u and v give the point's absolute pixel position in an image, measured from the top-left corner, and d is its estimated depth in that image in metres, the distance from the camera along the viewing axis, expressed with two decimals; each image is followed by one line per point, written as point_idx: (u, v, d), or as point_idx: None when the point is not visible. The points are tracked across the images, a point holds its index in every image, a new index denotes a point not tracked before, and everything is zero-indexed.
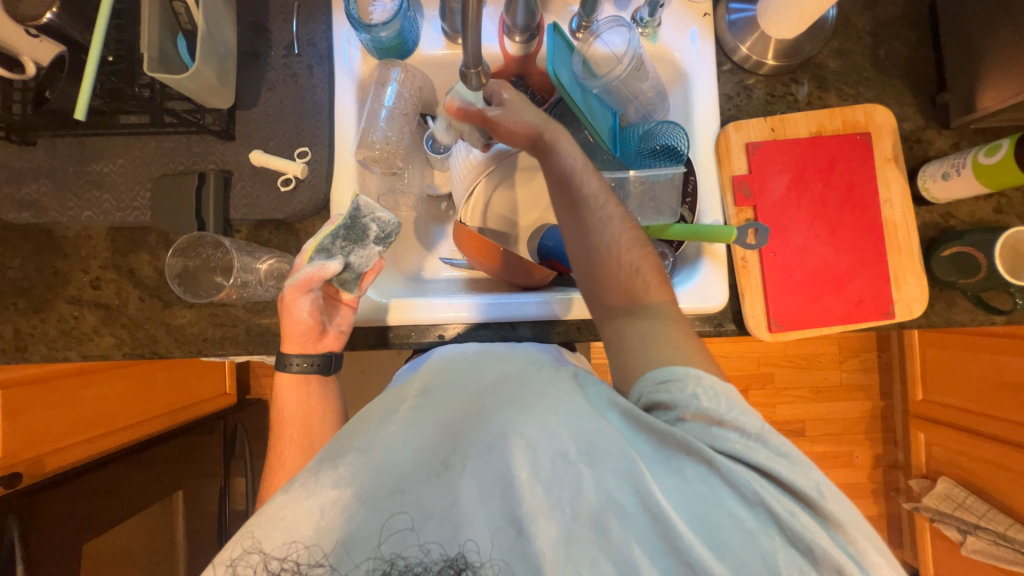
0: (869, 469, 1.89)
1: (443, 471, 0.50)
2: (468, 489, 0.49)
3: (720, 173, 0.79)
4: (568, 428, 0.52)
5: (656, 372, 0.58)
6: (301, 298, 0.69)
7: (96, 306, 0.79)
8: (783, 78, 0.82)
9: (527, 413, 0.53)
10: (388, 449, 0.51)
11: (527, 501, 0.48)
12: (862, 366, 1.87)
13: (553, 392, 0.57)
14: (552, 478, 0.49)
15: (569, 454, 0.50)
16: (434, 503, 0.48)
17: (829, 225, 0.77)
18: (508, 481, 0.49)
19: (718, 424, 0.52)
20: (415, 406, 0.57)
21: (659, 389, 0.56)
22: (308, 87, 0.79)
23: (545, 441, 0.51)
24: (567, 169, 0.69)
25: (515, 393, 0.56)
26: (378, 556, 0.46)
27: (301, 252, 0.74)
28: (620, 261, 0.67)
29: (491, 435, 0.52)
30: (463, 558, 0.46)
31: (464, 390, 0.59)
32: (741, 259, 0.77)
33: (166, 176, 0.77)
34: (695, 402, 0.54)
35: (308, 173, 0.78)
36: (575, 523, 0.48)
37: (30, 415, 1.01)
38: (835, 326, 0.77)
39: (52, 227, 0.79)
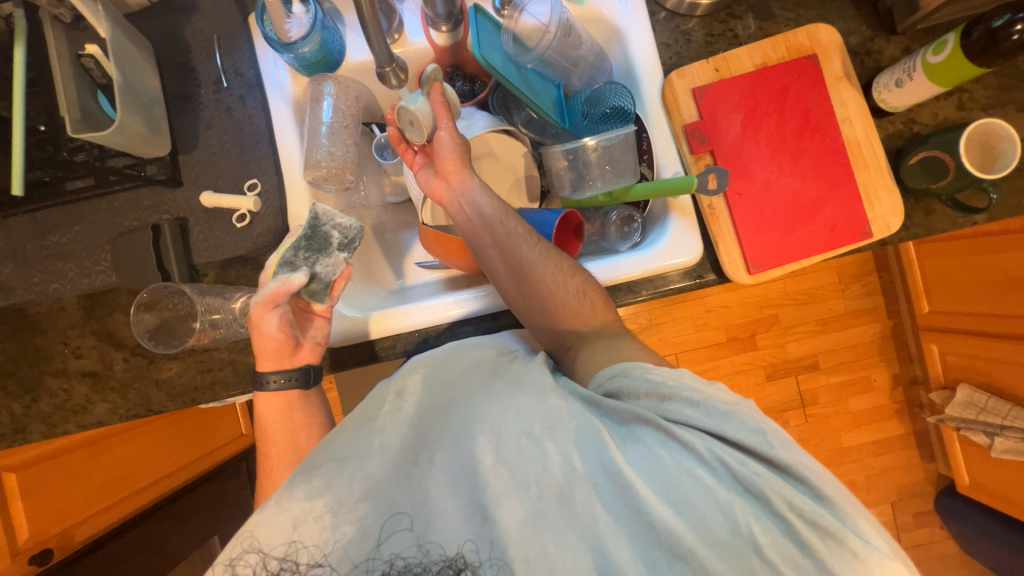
0: (888, 390, 1.89)
1: (413, 469, 0.50)
2: (435, 482, 0.49)
3: (672, 124, 0.78)
4: (532, 408, 0.52)
5: (608, 368, 0.59)
6: (268, 314, 0.69)
7: (84, 375, 0.80)
8: (720, 15, 0.79)
9: (493, 401, 0.53)
10: (363, 451, 0.50)
11: (492, 487, 0.48)
12: (864, 290, 1.85)
13: (517, 377, 0.57)
14: (517, 458, 0.49)
15: (534, 432, 0.50)
16: (402, 500, 0.48)
17: (791, 156, 0.76)
18: (472, 470, 0.49)
19: (669, 399, 0.52)
20: (393, 409, 0.55)
21: (610, 381, 0.58)
22: (244, 119, 0.78)
23: (507, 422, 0.51)
24: (487, 219, 0.70)
25: (477, 382, 0.57)
26: (377, 557, 0.46)
27: (266, 267, 0.73)
28: (561, 294, 0.69)
29: (456, 428, 0.52)
30: (462, 557, 0.46)
31: (443, 382, 0.58)
32: (707, 207, 0.76)
33: (123, 234, 0.76)
34: (647, 383, 0.54)
35: (261, 204, 0.77)
36: (540, 499, 0.47)
37: (50, 492, 1.03)
38: (814, 257, 0.76)
39: (24, 306, 0.79)
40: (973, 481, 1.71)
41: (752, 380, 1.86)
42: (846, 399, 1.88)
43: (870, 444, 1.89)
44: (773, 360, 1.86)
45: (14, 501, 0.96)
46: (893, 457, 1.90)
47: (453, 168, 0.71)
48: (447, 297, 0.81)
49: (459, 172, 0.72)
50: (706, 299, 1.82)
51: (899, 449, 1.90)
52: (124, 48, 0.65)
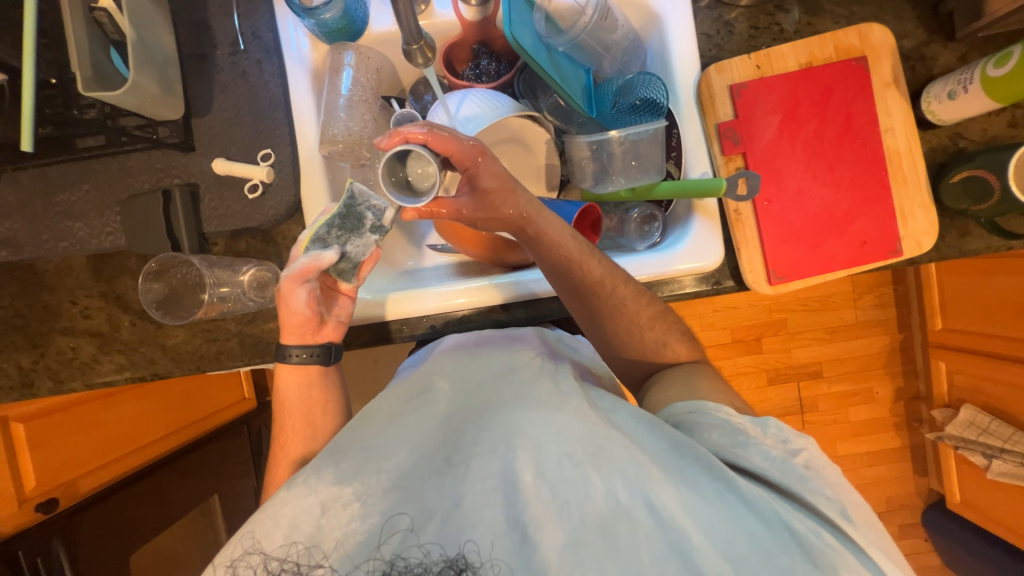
0: (890, 403, 1.88)
1: (445, 469, 0.50)
2: (470, 490, 0.49)
3: (705, 122, 0.74)
4: (576, 428, 0.52)
5: (686, 403, 0.62)
6: (297, 288, 0.68)
7: (91, 335, 0.80)
8: (767, 7, 0.74)
9: (535, 413, 0.53)
10: (391, 449, 0.52)
11: (532, 506, 0.48)
12: (878, 301, 1.82)
13: (563, 393, 0.57)
14: (559, 480, 0.49)
15: (576, 456, 0.50)
16: (435, 502, 0.48)
17: (827, 164, 0.72)
18: (511, 485, 0.49)
19: (744, 445, 0.55)
20: (414, 407, 0.58)
21: (688, 415, 0.60)
22: (260, 84, 0.75)
23: (549, 441, 0.51)
24: (564, 260, 0.67)
25: (517, 392, 0.58)
26: (378, 557, 0.45)
27: (298, 240, 0.72)
28: (642, 340, 0.72)
29: (496, 435, 0.52)
30: (463, 558, 0.45)
31: (475, 382, 0.61)
32: (733, 212, 0.73)
33: (133, 196, 0.75)
34: (723, 424, 0.57)
35: (274, 175, 0.75)
36: (582, 527, 0.47)
37: (57, 443, 1.05)
38: (838, 272, 0.73)
39: (33, 262, 0.79)
40: (965, 499, 1.71)
41: (754, 383, 1.85)
42: (846, 409, 1.88)
43: (865, 455, 1.89)
44: (777, 365, 1.85)
45: (21, 449, 0.99)
46: (886, 469, 1.90)
47: (515, 199, 0.65)
48: (460, 284, 0.80)
49: (523, 201, 0.65)
50: (715, 299, 1.80)
51: (894, 462, 1.90)
52: (139, 1, 0.62)
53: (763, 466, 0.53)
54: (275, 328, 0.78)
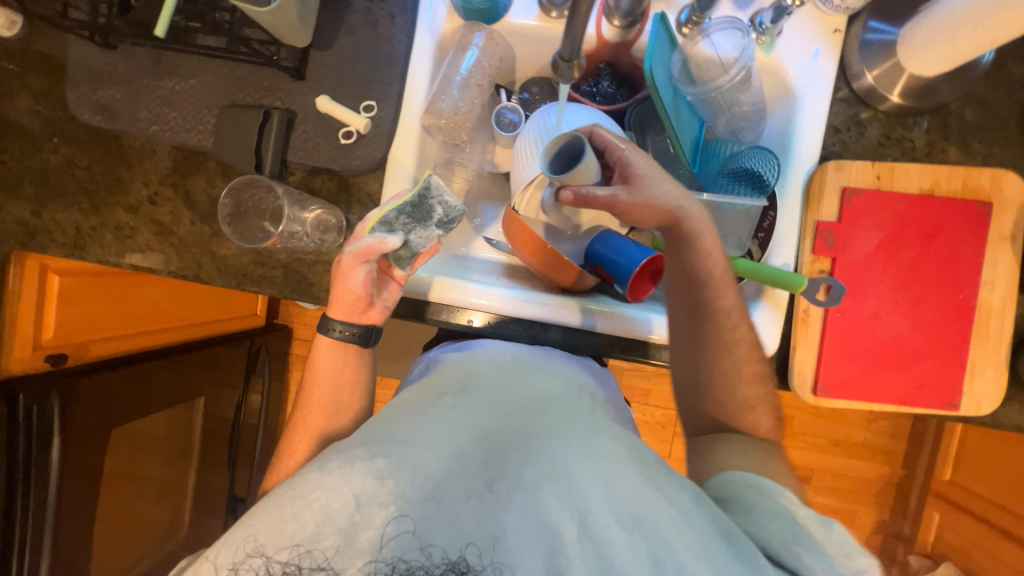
0: (868, 533, 1.83)
1: (485, 494, 0.50)
2: (506, 522, 0.48)
3: (804, 214, 0.71)
4: (624, 483, 0.51)
5: (745, 476, 0.56)
6: (356, 268, 0.69)
7: (152, 222, 0.81)
8: (906, 120, 0.72)
9: (569, 451, 0.54)
10: (422, 457, 0.52)
11: (573, 562, 0.46)
12: (891, 430, 1.77)
13: (598, 426, 0.60)
14: (603, 545, 0.47)
15: (624, 517, 0.48)
16: (472, 526, 0.47)
17: (913, 296, 0.70)
18: (554, 535, 0.47)
19: (800, 543, 0.47)
20: (450, 410, 0.59)
21: (744, 489, 0.54)
22: (386, 38, 0.75)
23: (597, 493, 0.50)
24: (704, 274, 0.66)
25: (557, 424, 0.59)
26: (379, 558, 0.45)
27: (364, 219, 0.73)
28: (733, 390, 0.66)
29: (541, 471, 0.52)
30: (464, 561, 0.45)
31: (514, 403, 0.63)
32: (802, 311, 0.71)
33: (232, 105, 0.76)
34: (783, 513, 0.50)
35: (371, 129, 0.75)
36: None
37: (83, 303, 1.09)
38: (887, 405, 0.71)
39: (122, 136, 0.81)
40: None
41: None
42: None
43: None
44: None
45: (51, 299, 1.02)
46: None
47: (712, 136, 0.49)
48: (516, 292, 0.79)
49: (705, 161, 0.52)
50: None
51: None
52: None
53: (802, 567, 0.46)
54: (321, 273, 0.79)
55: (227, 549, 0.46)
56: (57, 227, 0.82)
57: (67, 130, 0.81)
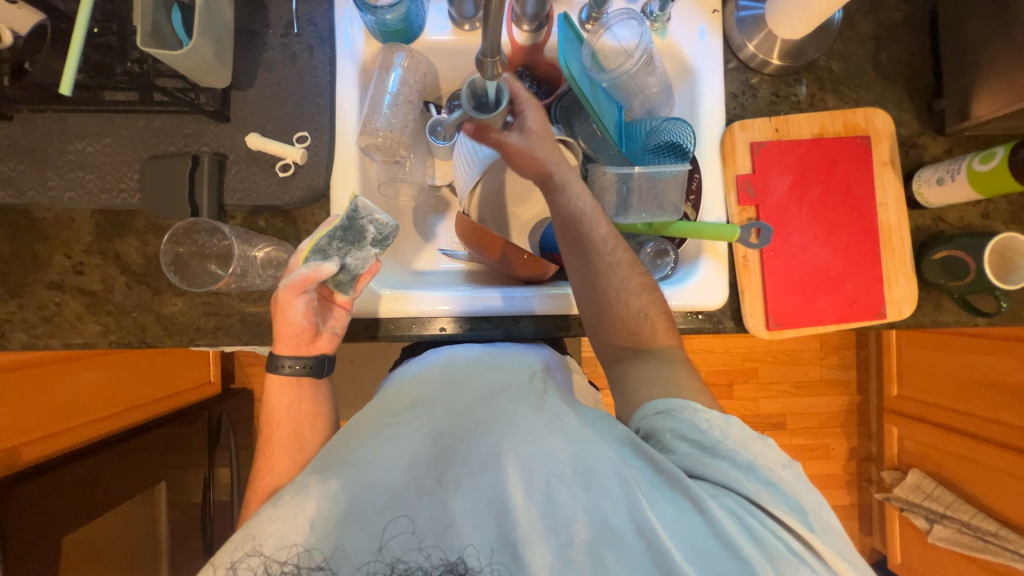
0: (843, 461, 1.97)
1: (437, 488, 0.55)
2: (460, 507, 0.54)
3: (724, 172, 0.79)
4: (563, 448, 0.57)
5: (658, 403, 0.63)
6: (295, 299, 0.68)
7: (80, 293, 0.75)
8: (788, 79, 0.82)
9: (516, 432, 0.58)
10: (382, 469, 0.56)
11: (522, 525, 0.52)
12: (841, 362, 1.94)
13: (548, 411, 0.61)
14: (548, 504, 0.54)
15: (565, 475, 0.55)
16: (427, 521, 0.53)
17: (828, 226, 0.79)
18: (504, 504, 0.53)
19: (711, 454, 0.57)
20: (402, 421, 0.62)
21: (658, 418, 0.62)
22: (308, 69, 0.76)
23: (538, 461, 0.56)
24: (577, 211, 0.72)
25: (504, 408, 0.62)
26: (379, 560, 0.51)
27: (298, 250, 0.71)
28: (628, 305, 0.71)
29: (484, 454, 0.57)
30: (463, 562, 0.51)
31: (466, 400, 0.65)
32: (741, 258, 0.78)
33: (156, 157, 0.73)
34: (691, 427, 0.59)
35: (307, 159, 0.75)
36: (570, 548, 0.52)
37: (9, 401, 0.97)
38: (829, 326, 0.79)
39: (32, 209, 0.75)
40: (905, 561, 1.79)
41: None
42: (803, 462, 1.96)
43: None
44: (744, 413, 1.92)
45: None
46: None
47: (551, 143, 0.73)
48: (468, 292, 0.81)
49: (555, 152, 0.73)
50: (694, 342, 1.87)
51: (843, 518, 1.98)
52: None
53: (715, 471, 0.56)
54: None
55: (228, 550, 0.50)
56: None
57: None
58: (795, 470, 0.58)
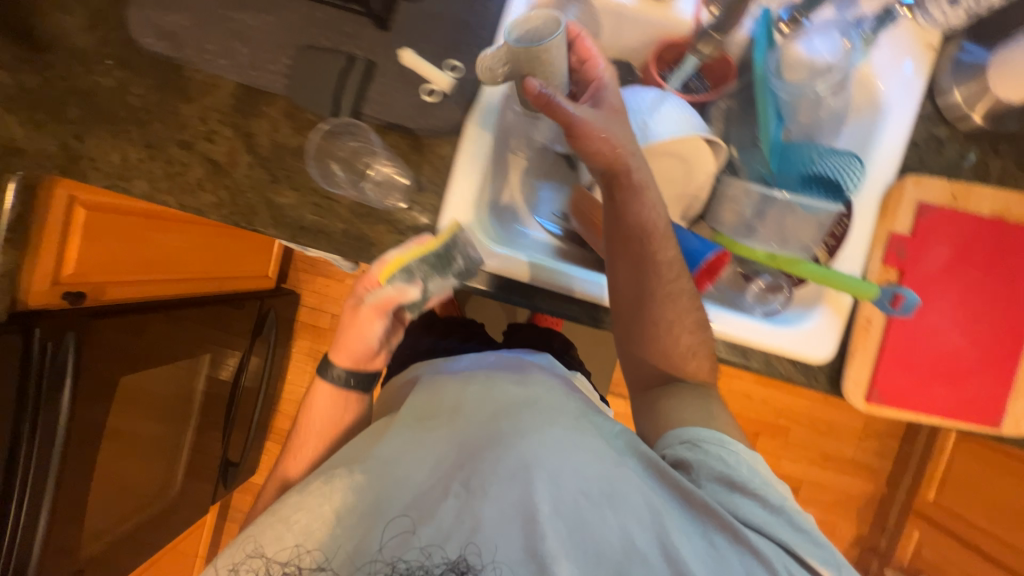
0: (845, 546, 1.90)
1: (463, 493, 0.60)
2: (487, 517, 0.58)
3: (877, 225, 0.72)
4: (587, 468, 0.62)
5: (682, 433, 0.70)
6: (375, 320, 0.77)
7: (205, 160, 0.77)
8: (981, 143, 0.73)
9: (532, 442, 0.64)
10: (407, 472, 0.64)
11: (548, 540, 0.57)
12: (876, 448, 1.85)
13: (573, 428, 0.67)
14: (572, 517, 0.59)
15: (590, 495, 0.60)
16: (450, 526, 0.58)
17: (970, 316, 0.71)
18: (533, 514, 0.58)
19: (740, 492, 0.63)
20: (425, 431, 0.69)
21: (683, 449, 0.68)
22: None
23: (567, 477, 0.61)
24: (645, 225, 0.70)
25: (524, 421, 0.67)
26: (379, 559, 0.57)
27: (380, 259, 0.70)
28: (666, 332, 0.73)
29: (514, 466, 0.62)
30: (465, 561, 0.56)
31: (485, 411, 0.70)
32: (863, 320, 0.72)
33: (311, 48, 0.73)
34: (724, 467, 0.65)
35: (454, 89, 0.73)
36: (597, 561, 0.57)
37: (105, 240, 1.01)
38: (933, 417, 0.73)
39: (182, 65, 0.76)
40: None
41: None
42: None
43: None
44: None
45: (72, 235, 0.94)
46: None
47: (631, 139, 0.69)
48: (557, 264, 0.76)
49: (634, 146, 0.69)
50: (734, 382, 1.81)
51: None
52: None
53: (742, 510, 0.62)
54: (381, 233, 0.76)
55: (232, 554, 0.59)
56: (101, 154, 0.78)
57: (123, 53, 0.77)
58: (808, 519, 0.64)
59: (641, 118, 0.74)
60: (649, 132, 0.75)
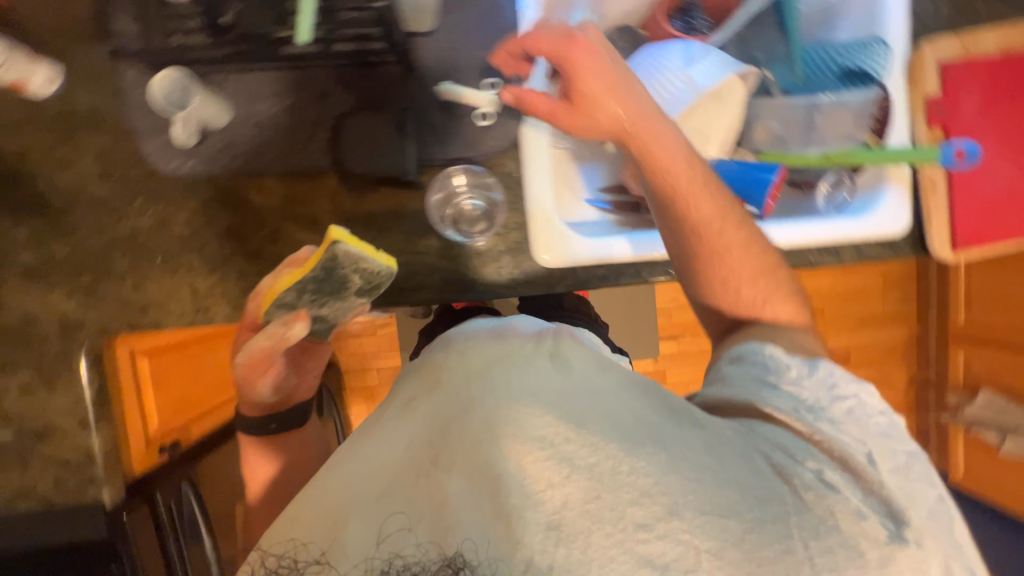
0: (904, 388, 2.09)
1: (429, 470, 0.43)
2: (453, 490, 0.42)
3: (911, 95, 0.78)
4: (545, 392, 0.46)
5: (752, 352, 0.54)
6: (269, 377, 0.61)
7: (280, 262, 0.74)
8: None
9: (498, 395, 0.46)
10: (368, 460, 0.45)
11: (527, 480, 0.41)
12: (902, 297, 2.03)
13: (570, 369, 0.50)
14: (550, 456, 0.41)
15: (549, 428, 0.43)
16: (423, 503, 0.42)
17: (1014, 146, 0.79)
18: (498, 473, 0.41)
19: (830, 390, 0.48)
20: (403, 401, 0.51)
21: (742, 362, 0.54)
22: (490, 8, 0.72)
23: (514, 427, 0.43)
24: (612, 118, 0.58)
25: (511, 370, 0.48)
26: (375, 557, 0.40)
27: (259, 291, 0.59)
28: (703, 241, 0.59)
29: (478, 427, 0.44)
30: (461, 557, 0.39)
31: (459, 367, 0.51)
32: (931, 181, 0.79)
33: (349, 114, 0.72)
34: (774, 372, 0.50)
35: (500, 107, 0.73)
36: (603, 508, 0.39)
37: (173, 384, 0.95)
38: (1010, 244, 0.80)
39: (219, 177, 0.72)
40: (968, 474, 1.92)
41: None
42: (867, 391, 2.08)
43: None
44: None
45: (146, 389, 0.88)
46: None
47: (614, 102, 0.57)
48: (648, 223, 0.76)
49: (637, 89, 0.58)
50: None
51: None
52: None
53: (823, 421, 0.45)
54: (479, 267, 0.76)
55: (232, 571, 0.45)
56: (167, 295, 0.73)
57: (150, 186, 0.72)
58: (898, 425, 0.47)
59: (683, 69, 0.75)
60: (696, 80, 0.76)
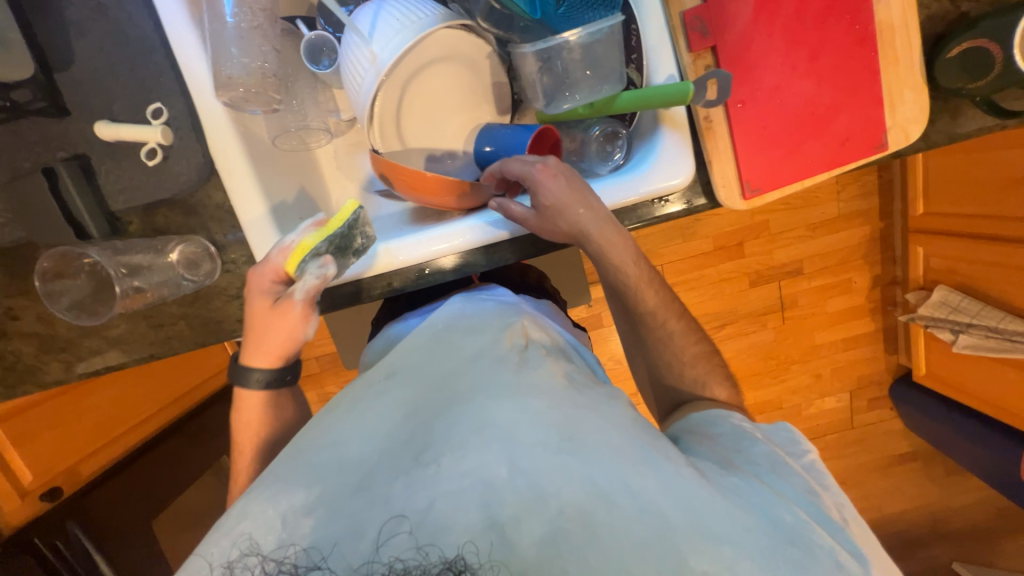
0: (867, 292, 1.80)
1: (413, 465, 0.44)
2: (443, 489, 0.42)
3: (669, 12, 0.63)
4: (529, 413, 0.47)
5: (697, 417, 0.63)
6: (298, 323, 0.62)
7: (29, 336, 0.72)
8: None
9: (504, 399, 0.48)
10: (348, 449, 0.48)
11: (508, 503, 0.41)
12: (861, 191, 1.69)
13: (530, 370, 0.53)
14: (537, 469, 0.43)
15: (551, 443, 0.44)
16: (405, 501, 0.41)
17: (809, 51, 0.63)
18: (487, 485, 0.42)
19: (744, 431, 0.58)
20: (382, 392, 0.54)
21: (697, 424, 0.62)
22: (124, 20, 0.63)
23: (521, 427, 0.45)
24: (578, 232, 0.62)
25: (486, 374, 0.53)
26: (373, 560, 0.38)
27: (278, 249, 0.61)
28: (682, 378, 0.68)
29: (467, 425, 0.46)
30: (462, 560, 0.38)
31: (435, 375, 0.55)
32: (704, 120, 0.65)
33: (14, 179, 0.64)
34: (727, 420, 0.60)
35: (174, 136, 0.65)
36: (561, 517, 0.41)
37: (45, 438, 1.04)
38: (819, 176, 0.67)
39: None
40: (930, 372, 1.72)
41: (735, 289, 1.73)
42: (825, 301, 1.79)
43: (841, 341, 1.83)
44: (758, 268, 1.72)
45: (7, 449, 0.99)
46: (861, 356, 1.86)
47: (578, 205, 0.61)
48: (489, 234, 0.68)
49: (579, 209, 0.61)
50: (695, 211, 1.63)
51: (869, 344, 1.85)
52: None
53: (846, 517, 0.52)
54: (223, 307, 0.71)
55: (216, 547, 0.42)
56: None
57: None
58: (819, 505, 0.51)
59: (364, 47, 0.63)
60: (383, 59, 0.63)
